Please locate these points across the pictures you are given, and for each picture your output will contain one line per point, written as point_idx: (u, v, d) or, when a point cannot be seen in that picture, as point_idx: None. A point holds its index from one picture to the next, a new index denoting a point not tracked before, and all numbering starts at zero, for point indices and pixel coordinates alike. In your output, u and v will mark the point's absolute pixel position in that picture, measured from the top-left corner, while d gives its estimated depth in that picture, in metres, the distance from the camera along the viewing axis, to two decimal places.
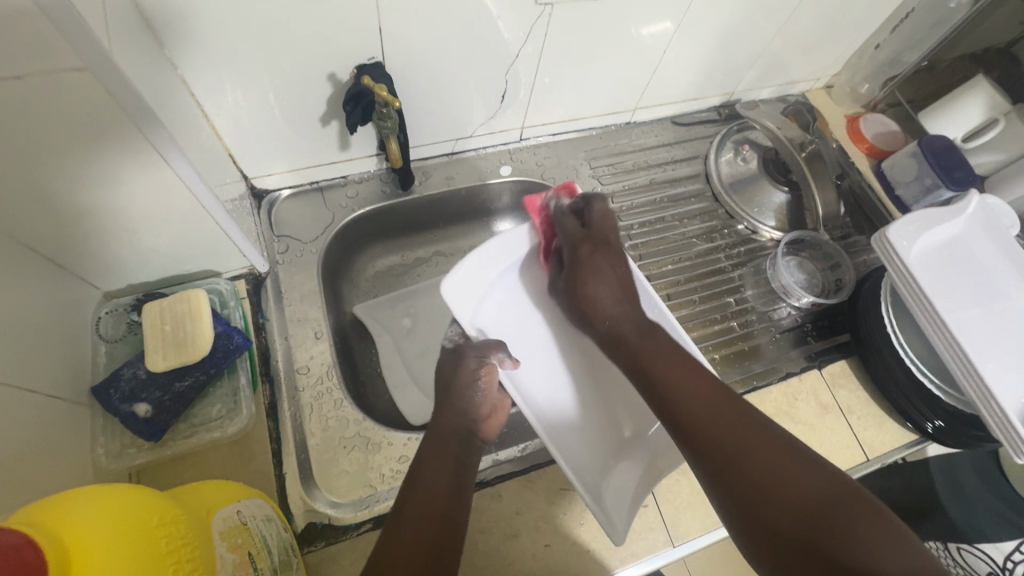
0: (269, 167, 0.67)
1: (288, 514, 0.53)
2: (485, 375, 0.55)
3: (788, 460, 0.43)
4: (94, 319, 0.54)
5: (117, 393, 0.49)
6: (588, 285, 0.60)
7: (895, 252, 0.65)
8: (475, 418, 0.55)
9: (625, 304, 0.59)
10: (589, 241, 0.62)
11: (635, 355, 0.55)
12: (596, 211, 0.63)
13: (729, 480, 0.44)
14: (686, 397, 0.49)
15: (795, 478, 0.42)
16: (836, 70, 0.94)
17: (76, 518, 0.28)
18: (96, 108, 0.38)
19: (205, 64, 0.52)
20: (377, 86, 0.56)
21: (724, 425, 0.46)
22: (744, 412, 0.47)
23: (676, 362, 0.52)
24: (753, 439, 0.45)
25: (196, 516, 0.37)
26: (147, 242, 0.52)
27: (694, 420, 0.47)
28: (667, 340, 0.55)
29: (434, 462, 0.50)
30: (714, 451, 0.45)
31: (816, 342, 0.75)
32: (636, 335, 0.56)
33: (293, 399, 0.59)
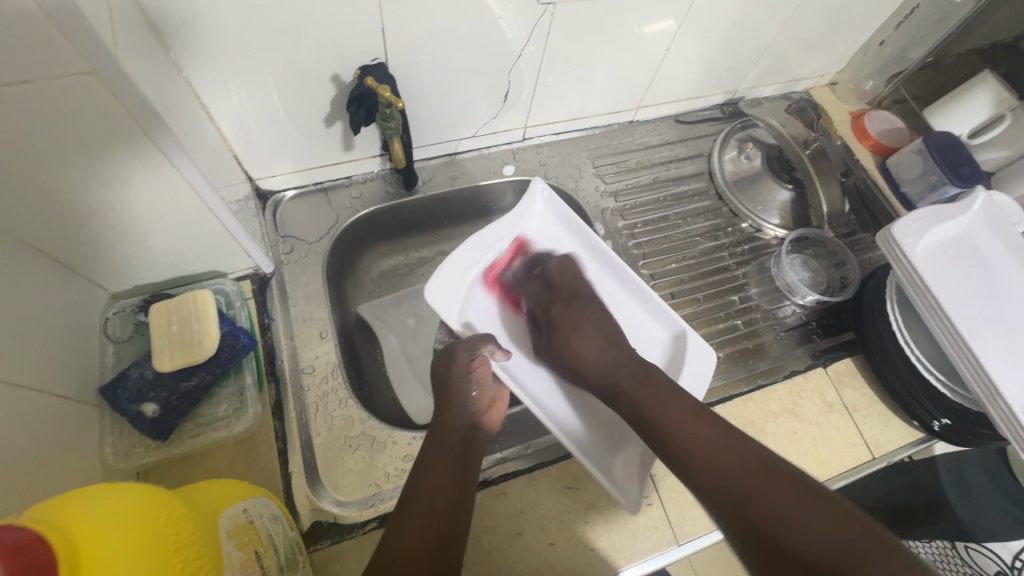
0: (273, 168, 0.68)
1: (294, 513, 0.53)
2: (476, 367, 0.55)
3: (808, 505, 0.42)
4: (101, 320, 0.54)
5: (125, 393, 0.49)
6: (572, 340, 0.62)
7: (899, 249, 0.64)
8: (476, 411, 0.55)
9: (611, 351, 0.60)
10: (560, 299, 0.65)
11: (640, 404, 0.54)
12: (555, 264, 0.67)
13: (753, 534, 0.43)
14: (696, 447, 0.48)
15: (815, 524, 0.40)
16: (840, 66, 0.94)
17: (86, 516, 0.29)
18: (103, 112, 0.39)
19: (210, 67, 0.52)
20: (380, 87, 0.56)
21: (737, 474, 0.45)
22: (759, 459, 0.46)
23: (685, 409, 0.51)
24: (769, 485, 0.44)
25: (204, 514, 0.38)
26: (153, 244, 0.53)
27: (708, 475, 0.46)
28: (670, 388, 0.54)
29: (435, 456, 0.50)
30: (734, 508, 0.44)
31: (821, 340, 0.75)
32: (630, 383, 0.56)
33: (299, 398, 0.60)
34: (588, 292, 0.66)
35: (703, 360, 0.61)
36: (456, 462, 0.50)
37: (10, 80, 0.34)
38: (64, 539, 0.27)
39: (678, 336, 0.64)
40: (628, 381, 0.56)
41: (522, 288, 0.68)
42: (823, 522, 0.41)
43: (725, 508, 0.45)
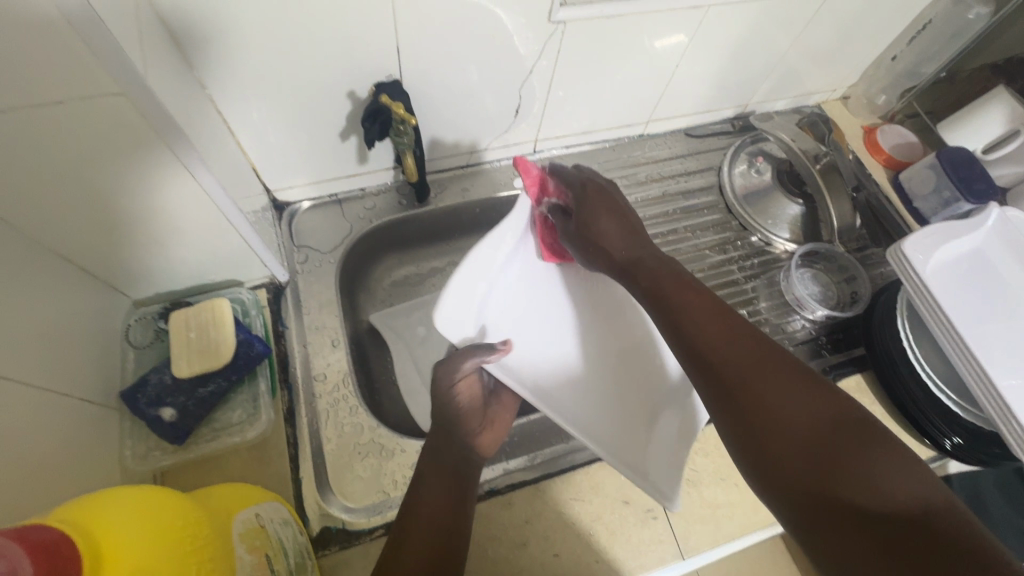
0: (290, 179, 0.70)
1: (304, 518, 0.55)
2: (462, 395, 0.55)
3: (811, 396, 0.43)
4: (124, 326, 0.56)
5: (144, 397, 0.50)
6: (597, 225, 0.62)
7: (910, 265, 0.64)
8: (471, 434, 0.55)
9: (632, 241, 0.61)
10: (591, 189, 0.63)
11: (659, 288, 0.55)
12: (587, 171, 0.65)
13: (748, 408, 0.44)
14: (708, 332, 0.49)
15: (801, 404, 0.42)
16: (852, 81, 0.94)
17: (108, 517, 0.30)
18: (130, 130, 0.41)
19: (231, 83, 0.54)
20: (394, 104, 0.57)
21: (743, 353, 0.46)
22: (766, 350, 0.47)
23: (697, 294, 0.53)
24: (768, 371, 0.45)
25: (218, 519, 0.39)
26: (175, 254, 0.55)
27: (715, 354, 0.48)
28: (690, 285, 0.55)
29: (435, 475, 0.51)
30: (733, 383, 0.45)
31: (831, 355, 0.74)
32: (655, 270, 0.57)
33: (310, 405, 0.61)
34: (620, 197, 0.65)
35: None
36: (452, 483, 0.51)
37: (45, 102, 0.36)
38: (90, 541, 0.28)
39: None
40: (648, 269, 0.58)
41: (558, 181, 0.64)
42: (808, 402, 0.42)
43: (723, 384, 0.46)
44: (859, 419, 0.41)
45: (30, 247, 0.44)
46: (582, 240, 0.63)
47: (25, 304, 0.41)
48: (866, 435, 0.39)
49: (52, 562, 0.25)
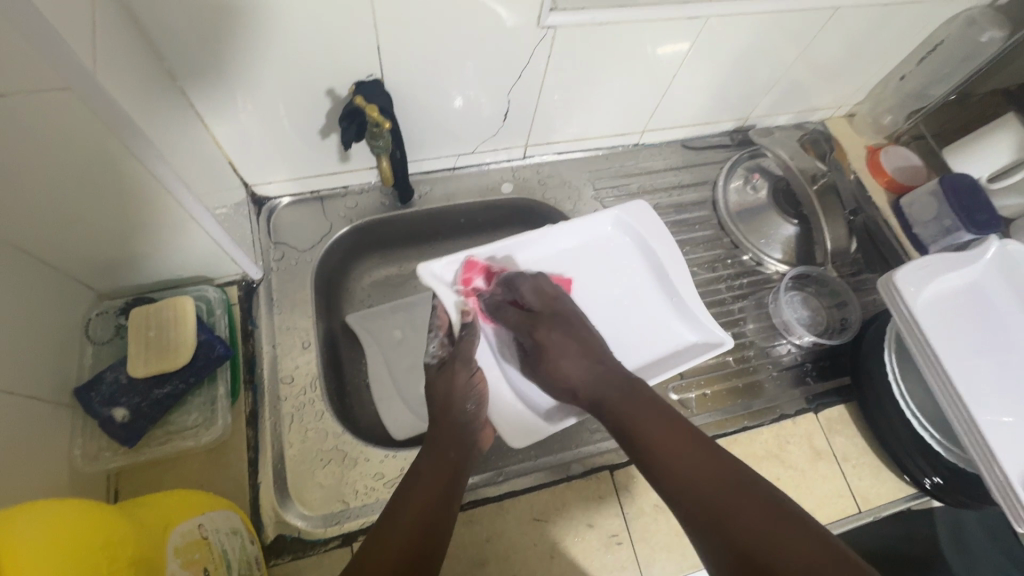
0: (269, 174, 0.68)
1: (259, 525, 0.54)
2: (476, 382, 0.57)
3: (781, 528, 0.39)
4: (84, 321, 0.54)
5: (98, 396, 0.49)
6: (559, 365, 0.56)
7: (899, 296, 0.62)
8: (473, 428, 0.55)
9: (598, 368, 0.56)
10: (541, 322, 0.59)
11: (623, 419, 0.51)
12: (527, 284, 0.62)
13: (727, 553, 0.40)
14: (680, 466, 0.46)
15: (786, 545, 0.38)
16: (858, 99, 0.91)
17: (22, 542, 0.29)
18: (79, 128, 0.39)
19: (202, 76, 0.52)
20: (368, 107, 0.55)
21: (709, 489, 0.43)
22: (733, 479, 0.43)
23: (664, 424, 0.49)
24: (739, 505, 0.41)
25: (149, 537, 0.37)
26: (135, 249, 0.53)
27: (686, 494, 0.44)
28: (661, 408, 0.51)
29: (428, 470, 0.50)
30: (705, 528, 0.42)
31: (815, 383, 0.72)
32: (619, 399, 0.52)
33: (274, 408, 0.60)
34: (567, 304, 0.62)
35: (670, 251, 0.67)
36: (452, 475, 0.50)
37: None
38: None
39: (626, 226, 0.69)
40: (614, 399, 0.53)
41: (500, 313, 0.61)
42: (794, 543, 0.38)
43: (700, 528, 0.42)
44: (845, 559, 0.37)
45: None
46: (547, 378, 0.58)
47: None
48: None
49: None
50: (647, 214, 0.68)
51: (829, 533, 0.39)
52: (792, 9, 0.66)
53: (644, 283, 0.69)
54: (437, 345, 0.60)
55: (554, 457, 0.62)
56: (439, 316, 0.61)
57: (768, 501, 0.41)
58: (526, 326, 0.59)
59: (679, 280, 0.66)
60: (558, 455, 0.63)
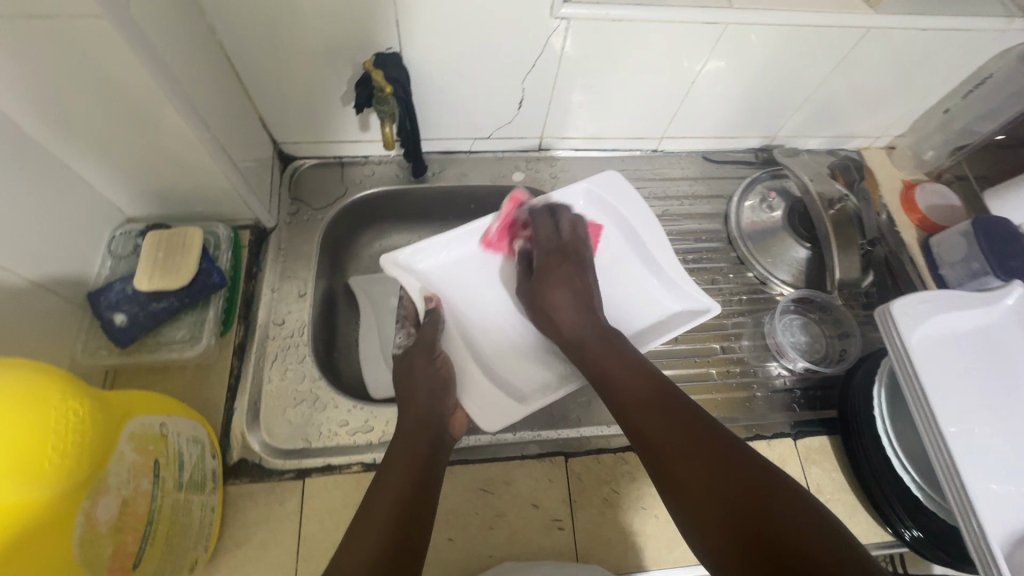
0: (295, 134, 0.74)
1: (225, 446, 0.58)
2: (438, 366, 0.59)
3: (738, 463, 0.43)
4: (109, 237, 0.61)
5: (105, 300, 0.55)
6: (553, 293, 0.61)
7: (894, 327, 0.58)
8: (442, 413, 0.56)
9: (586, 311, 0.60)
10: (557, 249, 0.64)
11: (600, 367, 0.55)
12: (567, 219, 0.67)
13: (688, 486, 0.43)
14: (644, 408, 0.49)
15: (736, 477, 0.42)
16: (900, 131, 0.87)
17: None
18: (110, 56, 0.44)
19: (238, 32, 0.58)
20: (373, 71, 0.60)
21: (671, 428, 0.47)
22: (695, 421, 0.47)
23: (634, 370, 0.53)
24: (696, 444, 0.45)
25: (114, 415, 0.41)
26: (157, 179, 0.59)
27: (650, 434, 0.48)
28: (633, 358, 0.55)
29: (399, 458, 0.50)
30: (670, 470, 0.45)
31: (801, 411, 0.69)
32: (598, 347, 0.56)
33: (261, 345, 0.64)
34: (587, 256, 0.65)
35: (645, 223, 0.69)
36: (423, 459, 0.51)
37: (33, 14, 0.39)
38: None
39: (599, 200, 0.71)
40: (593, 344, 0.57)
41: (517, 233, 0.69)
42: (742, 475, 0.42)
43: (659, 465, 0.46)
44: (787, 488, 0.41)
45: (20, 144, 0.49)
46: (540, 312, 0.62)
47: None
48: (794, 508, 0.39)
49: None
50: (622, 188, 0.70)
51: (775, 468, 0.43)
52: (819, 25, 0.65)
53: (623, 256, 0.71)
54: (403, 335, 0.63)
55: (512, 435, 0.62)
56: (405, 306, 0.65)
57: (724, 439, 0.45)
58: (550, 246, 0.65)
59: (655, 247, 0.68)
60: (518, 433, 0.62)
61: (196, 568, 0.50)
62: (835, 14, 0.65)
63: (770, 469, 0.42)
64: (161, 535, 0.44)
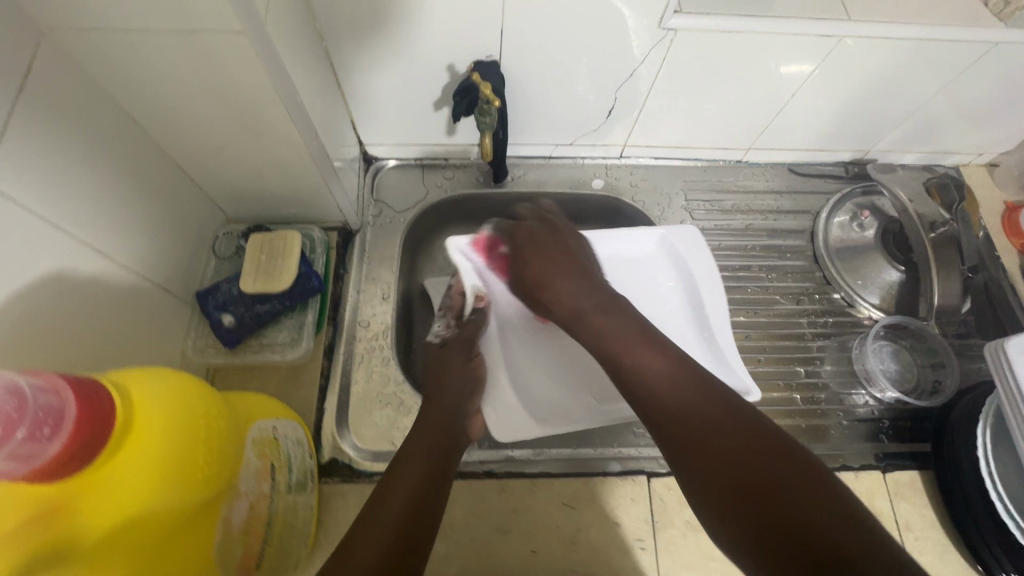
0: (381, 137, 0.74)
1: (318, 445, 0.60)
2: (474, 367, 0.58)
3: (757, 446, 0.37)
4: (213, 238, 0.63)
5: (214, 301, 0.57)
6: (544, 280, 0.55)
7: (1008, 366, 0.55)
8: (462, 415, 0.55)
9: (586, 287, 0.53)
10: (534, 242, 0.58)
11: (598, 332, 0.49)
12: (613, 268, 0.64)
13: (694, 458, 0.38)
14: (645, 374, 0.44)
15: (734, 446, 0.37)
16: (1007, 148, 0.81)
17: (147, 411, 0.34)
18: (239, 66, 0.44)
19: (344, 40, 0.58)
20: (482, 84, 0.59)
21: (672, 395, 0.41)
22: (694, 385, 0.42)
23: (634, 335, 0.47)
24: (695, 413, 0.40)
25: (241, 421, 0.43)
26: (261, 182, 0.60)
27: (652, 399, 0.42)
28: (632, 320, 0.49)
29: (417, 451, 0.48)
30: (679, 447, 0.39)
31: (890, 442, 0.66)
32: (594, 311, 0.51)
33: (349, 345, 0.66)
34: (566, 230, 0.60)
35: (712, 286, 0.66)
36: (437, 460, 0.48)
37: (180, 29, 0.40)
38: (130, 413, 0.33)
39: (671, 251, 0.68)
40: (588, 309, 0.51)
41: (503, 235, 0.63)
42: (741, 444, 0.37)
43: (664, 436, 0.41)
44: (792, 455, 0.36)
45: (143, 149, 0.51)
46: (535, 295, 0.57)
47: (117, 195, 0.48)
48: (801, 476, 0.34)
49: (87, 433, 0.30)
50: (698, 245, 0.68)
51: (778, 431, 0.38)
52: (940, 38, 0.61)
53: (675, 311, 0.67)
54: (443, 325, 0.64)
55: (592, 451, 0.63)
56: (453, 298, 0.65)
57: (723, 404, 0.40)
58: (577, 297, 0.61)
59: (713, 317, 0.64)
60: (598, 449, 0.62)
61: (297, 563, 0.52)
62: (957, 28, 0.61)
63: (775, 435, 0.37)
64: (276, 535, 0.46)
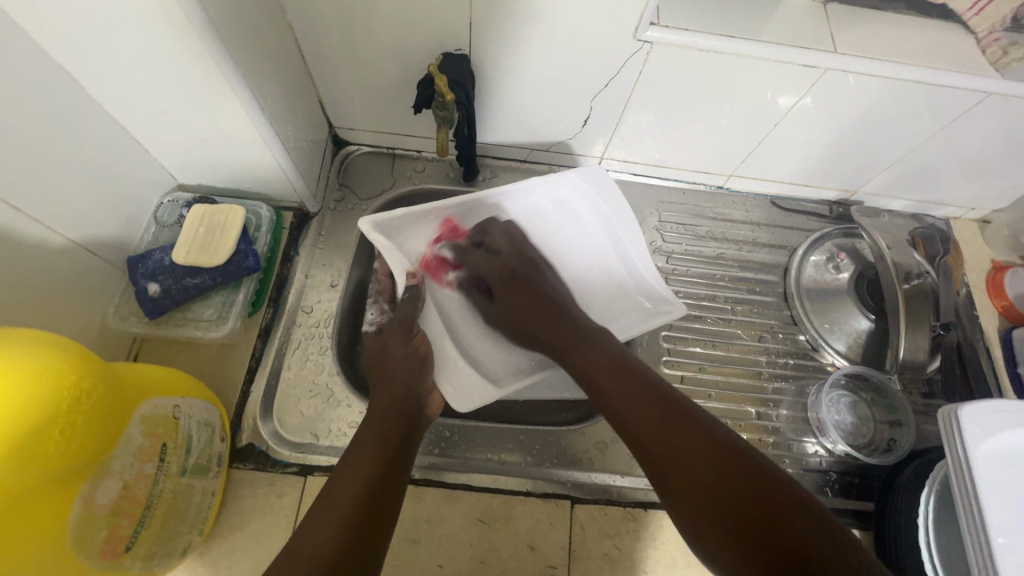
0: (351, 121, 0.72)
1: (236, 428, 0.58)
2: (417, 346, 0.55)
3: (736, 466, 0.39)
4: (156, 203, 0.61)
5: (143, 268, 0.55)
6: (510, 297, 0.59)
7: (958, 433, 0.52)
8: (419, 394, 0.53)
9: (559, 305, 0.57)
10: (506, 267, 0.60)
11: (587, 368, 0.51)
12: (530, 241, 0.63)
13: (682, 485, 0.40)
14: (631, 409, 0.46)
15: (716, 470, 0.39)
16: (999, 205, 0.78)
17: (8, 370, 0.32)
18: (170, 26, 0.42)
19: (309, 17, 0.56)
20: (440, 76, 0.57)
21: (656, 426, 0.43)
22: (677, 411, 0.44)
23: (617, 372, 0.49)
24: (684, 440, 0.41)
25: (131, 395, 0.41)
26: (210, 155, 0.59)
27: (641, 431, 0.44)
28: (615, 353, 0.51)
29: (371, 437, 0.47)
30: (668, 475, 0.41)
31: (834, 497, 0.63)
32: (587, 340, 0.53)
33: (287, 330, 0.64)
34: (535, 262, 0.62)
35: (619, 207, 0.64)
36: (393, 447, 0.47)
37: None
38: None
39: (578, 193, 0.66)
40: (586, 339, 0.53)
41: (466, 255, 0.62)
42: (722, 466, 0.39)
43: (654, 468, 0.42)
44: (763, 472, 0.38)
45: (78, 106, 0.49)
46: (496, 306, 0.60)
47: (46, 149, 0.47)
48: (775, 491, 0.37)
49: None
50: (605, 182, 0.64)
51: (747, 447, 0.41)
52: (931, 82, 0.58)
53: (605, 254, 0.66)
54: (375, 312, 0.61)
55: (518, 467, 0.59)
56: (381, 281, 0.62)
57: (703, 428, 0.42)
58: (499, 271, 0.60)
59: (635, 244, 0.64)
60: (526, 468, 0.60)
61: (189, 549, 0.51)
62: (949, 74, 0.58)
63: (748, 454, 0.40)
64: (157, 520, 0.44)
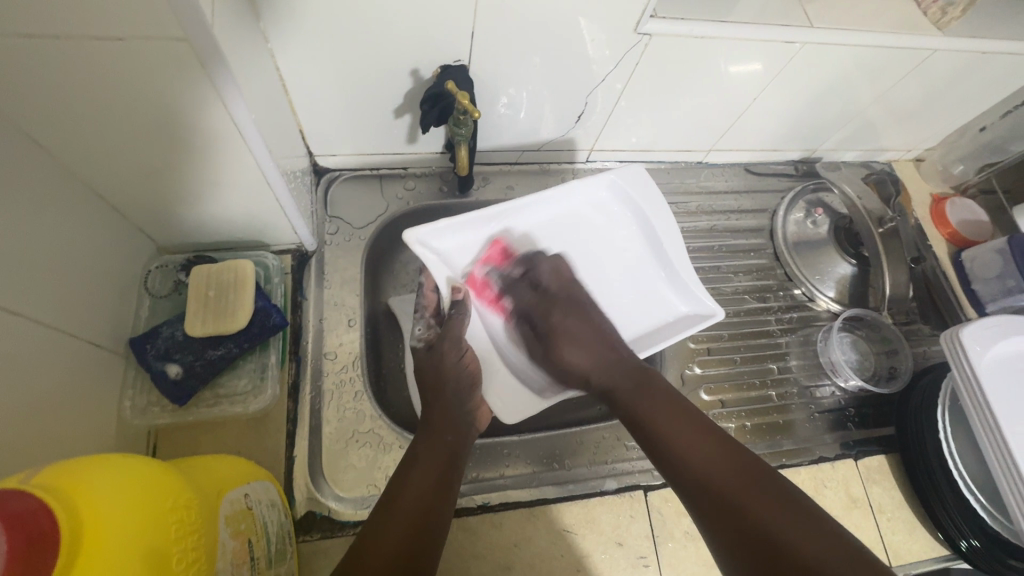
0: (333, 147, 0.67)
1: (291, 499, 0.54)
2: (467, 363, 0.55)
3: (789, 515, 0.40)
4: (144, 273, 0.55)
5: (153, 349, 0.51)
6: (563, 350, 0.57)
7: (964, 354, 0.59)
8: (466, 410, 0.53)
9: (604, 354, 0.56)
10: (555, 303, 0.59)
11: (631, 401, 0.52)
12: (545, 266, 0.62)
13: (732, 527, 0.41)
14: (682, 440, 0.47)
15: (773, 518, 0.40)
16: (930, 144, 0.88)
17: (96, 512, 0.27)
18: (175, 73, 0.37)
19: (293, 43, 0.51)
20: (459, 93, 0.55)
21: (711, 463, 0.44)
22: (732, 453, 0.45)
23: (669, 402, 0.50)
24: (740, 483, 0.43)
25: (207, 498, 0.37)
26: (201, 209, 0.52)
27: (693, 464, 0.45)
28: (664, 388, 0.52)
29: (427, 453, 0.48)
30: (721, 511, 0.42)
31: (856, 429, 0.70)
32: (629, 371, 0.54)
33: (315, 382, 0.59)
34: (584, 297, 0.60)
35: (662, 212, 0.64)
36: (443, 465, 0.48)
37: (104, 35, 0.33)
38: (74, 521, 0.27)
39: (623, 194, 0.66)
40: (624, 374, 0.54)
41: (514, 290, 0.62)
42: (776, 515, 0.40)
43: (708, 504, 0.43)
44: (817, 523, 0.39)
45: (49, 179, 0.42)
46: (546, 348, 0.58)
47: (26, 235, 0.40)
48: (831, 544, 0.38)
49: (26, 567, 0.23)
50: (647, 183, 0.64)
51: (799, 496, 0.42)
52: (890, 45, 0.64)
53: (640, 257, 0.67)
54: (422, 328, 0.58)
55: (587, 469, 0.60)
56: (426, 297, 0.59)
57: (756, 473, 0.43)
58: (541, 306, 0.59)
59: (671, 249, 0.64)
60: (593, 467, 0.61)
61: None
62: (902, 35, 0.64)
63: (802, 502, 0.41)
64: None
